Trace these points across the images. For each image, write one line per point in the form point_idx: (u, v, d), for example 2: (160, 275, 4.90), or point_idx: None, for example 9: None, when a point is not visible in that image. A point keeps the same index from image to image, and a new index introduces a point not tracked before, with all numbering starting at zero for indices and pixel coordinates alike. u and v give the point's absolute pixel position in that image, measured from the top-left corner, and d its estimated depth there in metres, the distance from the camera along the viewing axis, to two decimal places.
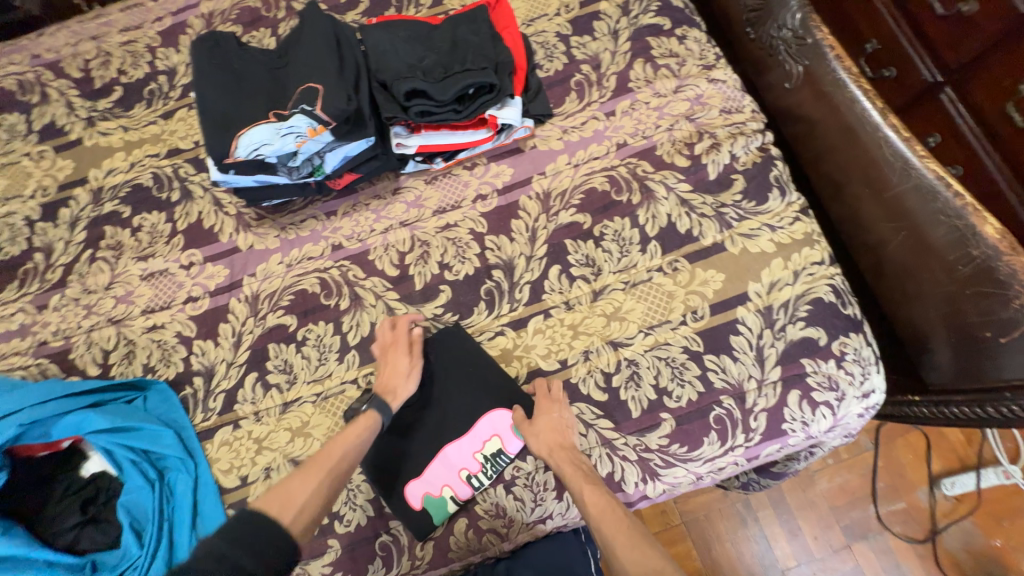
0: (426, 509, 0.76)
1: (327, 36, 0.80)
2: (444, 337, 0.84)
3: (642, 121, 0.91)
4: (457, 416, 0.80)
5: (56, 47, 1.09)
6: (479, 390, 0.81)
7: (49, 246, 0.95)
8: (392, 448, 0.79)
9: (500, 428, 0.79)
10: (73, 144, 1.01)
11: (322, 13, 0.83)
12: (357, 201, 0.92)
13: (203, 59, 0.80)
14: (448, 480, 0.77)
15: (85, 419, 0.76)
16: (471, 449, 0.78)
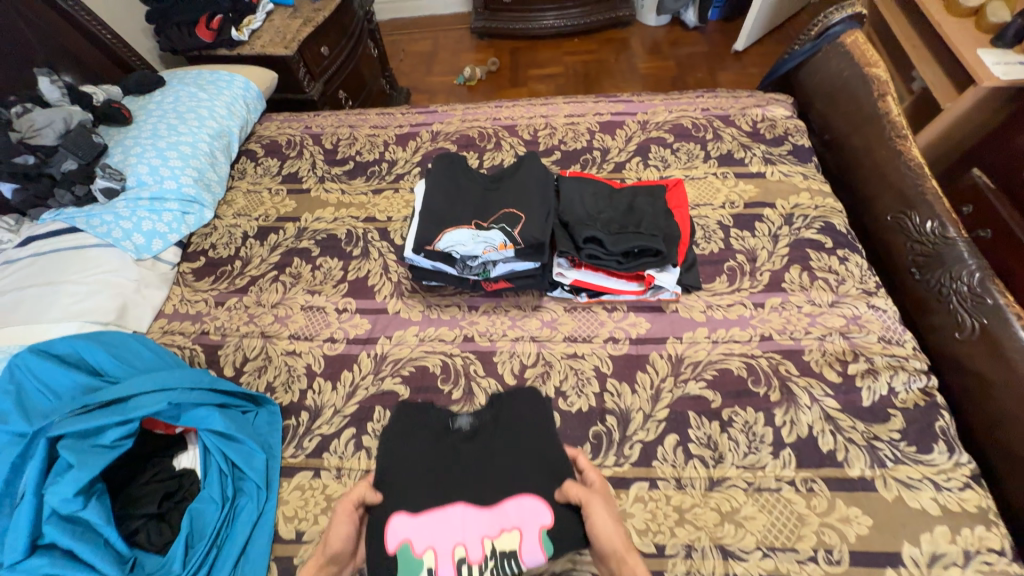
0: (399, 560, 0.64)
1: (538, 177, 0.98)
2: (523, 392, 0.84)
3: (792, 321, 0.91)
4: (493, 484, 0.70)
5: (323, 124, 1.45)
6: (536, 468, 0.72)
7: (247, 258, 1.15)
8: (418, 464, 0.74)
9: (527, 524, 0.66)
10: (302, 191, 1.28)
11: (535, 160, 1.03)
12: (499, 305, 1.01)
13: (440, 165, 1.03)
14: (436, 548, 0.64)
15: (209, 416, 0.81)
16: (482, 530, 0.65)
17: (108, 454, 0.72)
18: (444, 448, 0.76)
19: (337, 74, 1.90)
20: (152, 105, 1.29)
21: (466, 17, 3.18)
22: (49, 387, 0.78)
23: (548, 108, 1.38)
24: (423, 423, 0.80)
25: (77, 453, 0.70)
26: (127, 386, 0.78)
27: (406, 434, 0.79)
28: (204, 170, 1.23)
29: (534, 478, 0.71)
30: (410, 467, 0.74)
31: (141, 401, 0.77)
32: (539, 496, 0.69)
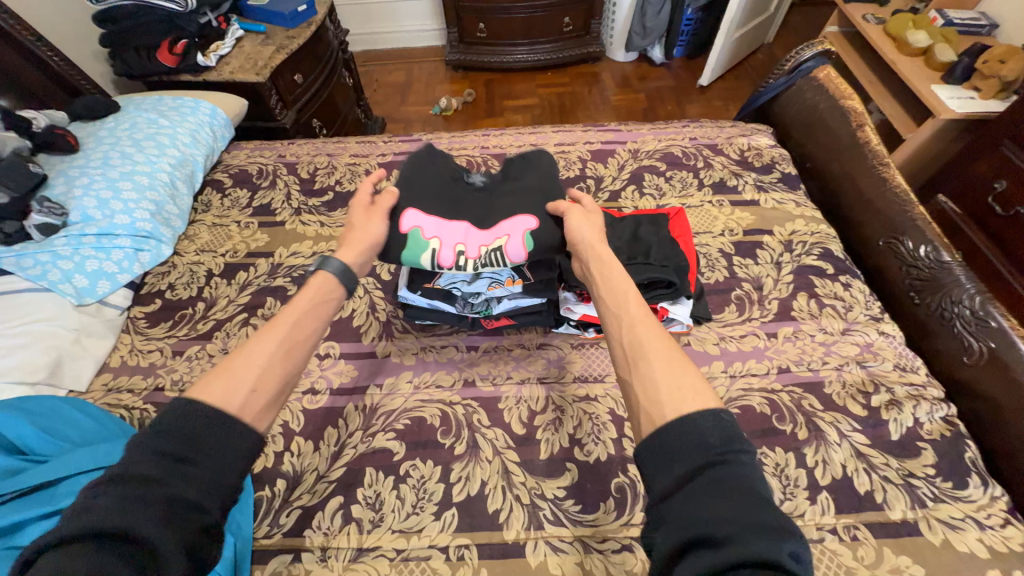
0: (408, 237, 0.73)
1: (542, 173, 0.83)
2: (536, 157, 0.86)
3: (807, 352, 0.88)
4: (494, 208, 0.77)
5: (299, 152, 1.36)
6: (534, 197, 0.78)
7: (212, 299, 1.02)
8: (441, 177, 0.81)
9: (514, 228, 0.73)
10: (276, 223, 1.17)
11: (537, 156, 0.88)
12: (501, 345, 0.93)
13: (422, 159, 0.84)
14: (441, 240, 0.73)
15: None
16: (480, 239, 0.74)
17: (23, 561, 0.57)
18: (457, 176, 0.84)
19: (310, 102, 1.82)
20: (103, 131, 1.16)
21: (440, 49, 3.22)
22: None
23: (537, 137, 1.35)
24: (431, 160, 0.84)
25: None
26: (57, 468, 0.63)
27: (419, 162, 0.83)
28: (163, 202, 1.11)
29: (525, 206, 0.76)
30: (428, 183, 0.79)
31: (74, 485, 0.62)
32: (529, 216, 0.75)
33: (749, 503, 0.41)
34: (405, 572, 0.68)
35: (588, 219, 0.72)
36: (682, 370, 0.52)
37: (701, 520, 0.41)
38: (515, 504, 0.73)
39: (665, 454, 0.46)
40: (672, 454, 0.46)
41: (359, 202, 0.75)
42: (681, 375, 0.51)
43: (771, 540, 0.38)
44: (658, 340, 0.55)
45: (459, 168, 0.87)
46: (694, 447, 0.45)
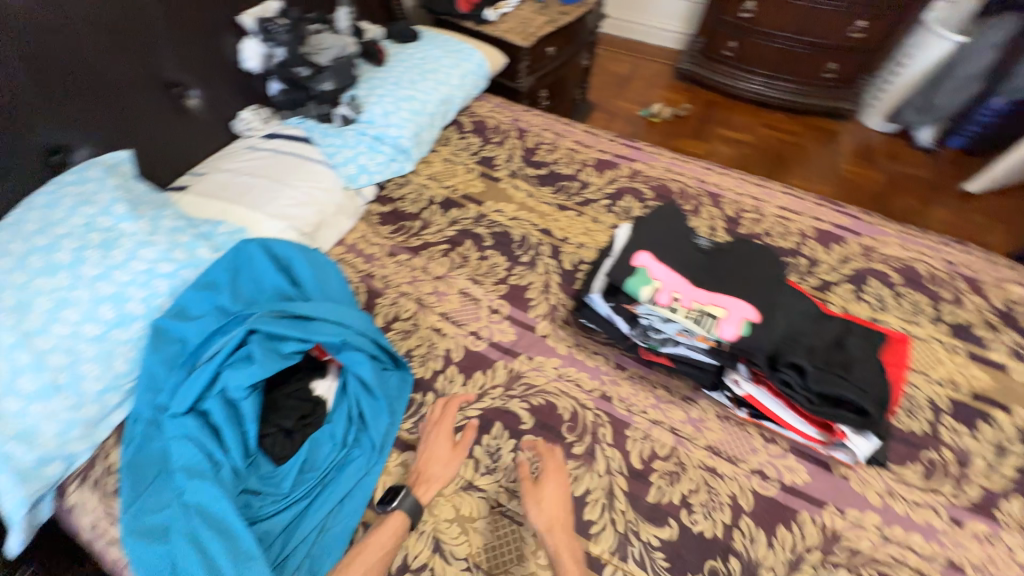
0: (637, 272, 0.84)
1: (766, 259, 0.89)
2: (768, 250, 0.92)
3: (996, 565, 0.74)
4: (722, 281, 0.85)
5: (531, 122, 1.48)
6: (756, 290, 0.84)
7: (426, 221, 1.20)
8: (679, 230, 0.93)
9: (736, 311, 0.82)
10: (493, 178, 1.31)
11: (768, 254, 0.92)
12: (648, 378, 0.93)
13: (665, 207, 0.98)
14: (664, 285, 0.83)
15: (361, 363, 0.84)
16: (698, 298, 0.82)
17: (280, 362, 0.79)
18: (689, 239, 0.93)
19: (547, 74, 1.94)
20: (402, 55, 1.41)
21: (674, 54, 3.11)
22: (260, 279, 0.89)
23: (762, 191, 1.27)
24: (676, 213, 0.97)
25: (263, 351, 0.78)
26: (315, 307, 0.85)
27: (666, 211, 0.97)
28: (422, 128, 1.31)
29: (746, 294, 0.83)
30: (665, 235, 0.91)
31: (316, 326, 0.83)
32: (750, 306, 0.82)
33: None
34: (499, 524, 0.77)
35: (552, 472, 0.80)
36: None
37: None
38: (610, 526, 0.77)
39: None
40: None
41: (433, 454, 0.82)
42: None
43: None
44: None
45: (693, 235, 0.96)
46: None
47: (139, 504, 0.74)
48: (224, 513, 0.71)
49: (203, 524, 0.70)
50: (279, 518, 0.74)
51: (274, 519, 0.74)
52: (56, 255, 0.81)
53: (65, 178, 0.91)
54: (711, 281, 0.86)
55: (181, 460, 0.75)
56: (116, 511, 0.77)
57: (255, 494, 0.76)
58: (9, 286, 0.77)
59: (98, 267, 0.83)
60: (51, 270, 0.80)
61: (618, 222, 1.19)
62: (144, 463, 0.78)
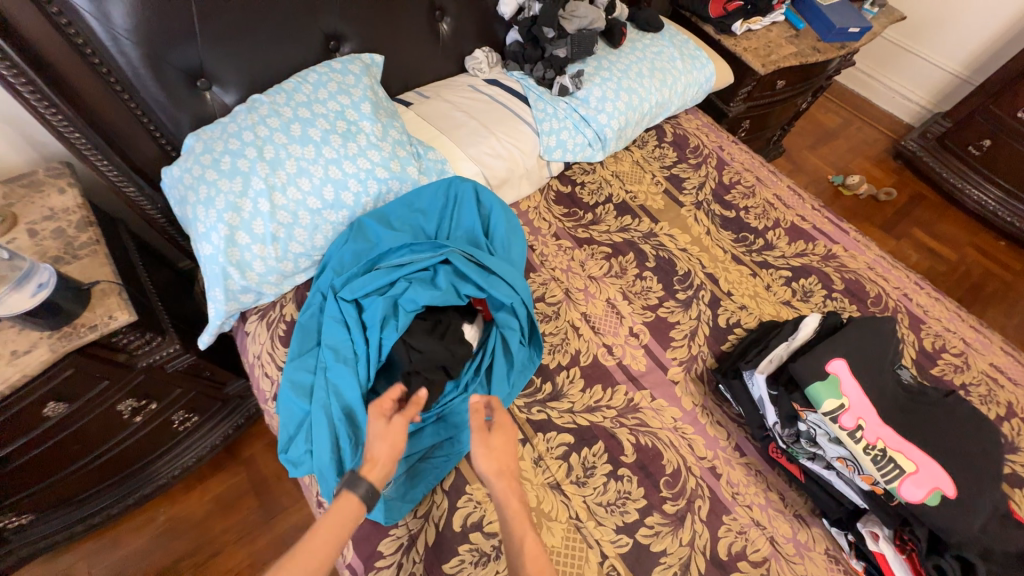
0: (825, 379, 0.81)
1: (969, 426, 0.80)
2: (977, 416, 0.82)
3: None
4: (909, 427, 0.79)
5: (735, 157, 1.37)
6: (949, 455, 0.76)
7: (597, 217, 1.18)
8: (881, 352, 0.86)
9: (926, 473, 0.73)
10: (676, 198, 1.25)
11: (975, 421, 0.81)
12: (766, 476, 0.87)
13: (876, 320, 0.91)
14: (851, 405, 0.79)
15: (513, 329, 0.89)
16: (883, 437, 0.77)
17: (455, 299, 0.88)
18: (889, 365, 0.86)
19: (761, 106, 1.78)
20: (639, 43, 1.36)
21: (904, 129, 2.67)
22: (460, 220, 0.99)
23: (975, 337, 1.08)
24: (884, 331, 0.89)
25: (446, 283, 0.88)
26: (498, 265, 0.91)
27: (873, 325, 0.90)
28: (629, 124, 1.28)
29: (935, 454, 0.76)
30: (866, 350, 0.86)
31: (493, 279, 0.89)
32: (943, 471, 0.74)
33: None
34: (570, 536, 0.78)
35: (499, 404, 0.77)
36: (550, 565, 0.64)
37: None
38: None
39: None
40: None
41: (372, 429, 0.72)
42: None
43: None
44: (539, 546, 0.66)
45: (896, 363, 0.89)
46: None
47: (294, 361, 0.85)
48: (353, 399, 0.81)
49: (336, 403, 0.81)
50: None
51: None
52: (311, 130, 0.93)
53: (334, 64, 1.02)
54: (903, 425, 0.79)
55: (337, 338, 0.85)
56: (276, 354, 0.92)
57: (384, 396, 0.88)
58: (272, 142, 0.90)
59: (335, 152, 0.93)
60: (303, 141, 0.92)
61: (793, 301, 1.08)
62: (309, 329, 0.89)
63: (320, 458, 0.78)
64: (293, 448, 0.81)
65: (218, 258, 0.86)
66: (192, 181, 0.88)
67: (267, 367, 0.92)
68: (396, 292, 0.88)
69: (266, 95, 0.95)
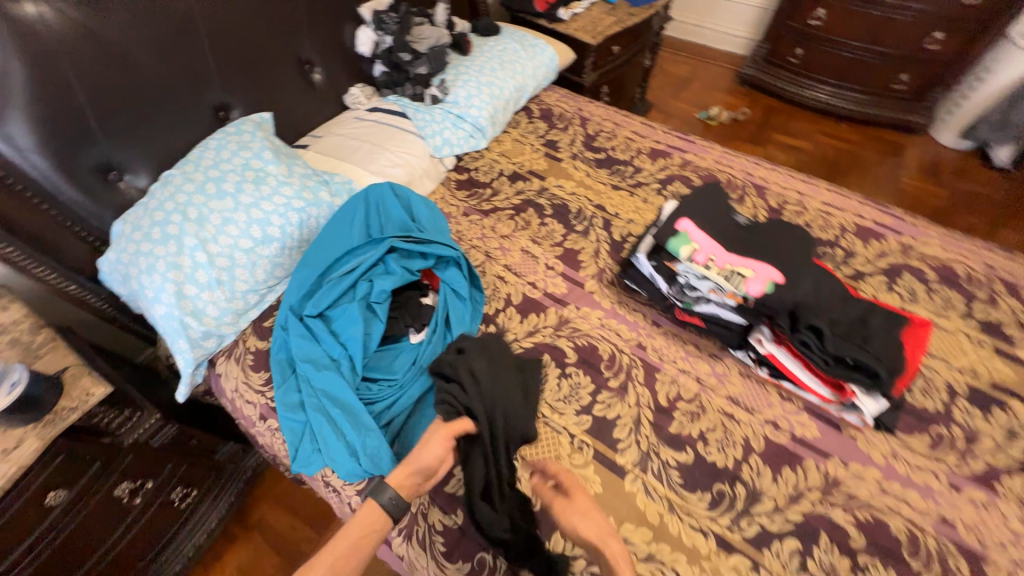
0: (675, 236, 1.01)
1: (792, 233, 1.02)
2: (796, 228, 1.04)
3: (987, 524, 0.81)
4: (748, 246, 0.99)
5: (594, 113, 1.63)
6: (783, 259, 0.96)
7: (496, 190, 1.39)
8: (715, 204, 1.07)
9: (761, 270, 0.94)
10: (555, 158, 1.48)
11: (796, 230, 1.04)
12: (680, 335, 1.07)
13: (705, 190, 1.14)
14: (699, 247, 0.99)
15: (460, 281, 1.08)
16: (727, 259, 0.97)
17: (410, 276, 1.03)
18: (725, 213, 1.07)
19: (612, 71, 2.08)
20: (486, 47, 1.61)
21: (739, 60, 3.14)
22: (388, 214, 1.08)
23: (807, 187, 1.36)
24: (714, 193, 1.12)
25: (398, 266, 1.03)
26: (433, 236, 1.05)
27: (705, 192, 1.12)
28: (498, 111, 1.51)
29: (774, 260, 0.96)
30: (704, 207, 1.06)
31: (435, 248, 1.04)
32: (775, 267, 0.95)
33: None
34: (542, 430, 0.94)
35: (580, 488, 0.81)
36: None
37: None
38: (634, 444, 0.92)
39: None
40: None
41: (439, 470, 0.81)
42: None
43: None
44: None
45: (732, 209, 1.09)
46: None
47: (283, 386, 0.96)
48: (349, 398, 0.93)
49: (329, 403, 0.92)
50: (387, 402, 0.95)
51: (379, 401, 0.95)
52: (224, 185, 1.07)
53: (229, 129, 1.17)
54: (745, 247, 0.99)
55: (317, 353, 0.96)
56: (251, 381, 1.02)
57: (368, 383, 0.97)
58: (193, 205, 1.03)
59: (252, 197, 1.07)
60: (220, 196, 1.05)
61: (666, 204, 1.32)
62: (286, 359, 1.00)
63: (333, 453, 0.88)
64: (302, 455, 0.91)
65: (174, 312, 0.97)
66: (131, 257, 0.99)
67: (249, 394, 1.02)
68: (362, 293, 1.00)
69: (176, 169, 1.08)
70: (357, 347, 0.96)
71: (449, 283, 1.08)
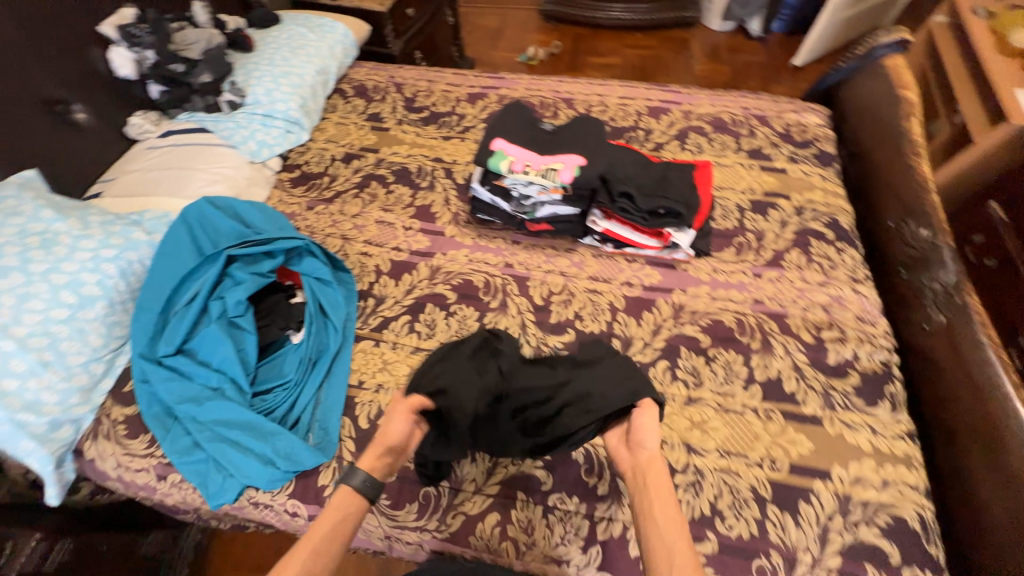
0: (494, 154, 1.10)
1: (589, 125, 1.16)
2: (591, 119, 1.18)
3: (783, 292, 1.07)
4: (555, 145, 1.10)
5: (407, 76, 1.66)
6: (587, 148, 1.10)
7: (334, 176, 1.37)
8: (521, 118, 1.16)
9: (569, 161, 1.07)
10: (383, 128, 1.49)
11: (593, 122, 1.18)
12: (538, 243, 1.19)
13: (511, 106, 1.20)
14: (515, 158, 1.09)
15: (320, 267, 1.09)
16: (541, 161, 1.08)
17: (264, 279, 1.01)
18: (532, 124, 1.16)
19: (417, 35, 2.10)
20: (270, 38, 1.53)
21: None
22: (216, 228, 1.03)
23: (604, 89, 1.55)
24: (519, 108, 1.19)
25: (247, 274, 1.00)
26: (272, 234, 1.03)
27: (511, 108, 1.19)
28: (307, 98, 1.46)
29: (579, 151, 1.09)
30: (512, 125, 1.15)
31: (280, 245, 1.03)
32: (579, 155, 1.08)
33: None
34: None
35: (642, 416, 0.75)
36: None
37: None
38: (525, 344, 1.03)
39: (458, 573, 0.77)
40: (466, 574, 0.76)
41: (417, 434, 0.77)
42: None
43: None
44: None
45: (538, 119, 1.19)
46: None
47: (168, 435, 0.91)
48: (243, 416, 0.90)
49: (225, 428, 0.90)
50: (288, 403, 0.96)
51: (279, 407, 0.95)
52: (4, 261, 0.92)
53: None
54: (554, 147, 1.10)
55: (194, 389, 0.92)
56: (132, 448, 0.94)
57: (262, 396, 0.96)
58: None
59: (45, 263, 0.94)
60: (3, 274, 0.91)
61: None
62: (163, 410, 0.94)
63: (248, 471, 0.87)
64: (216, 490, 0.88)
65: None
66: None
67: (134, 463, 0.94)
68: (217, 313, 0.96)
69: None
70: (232, 366, 0.93)
71: (310, 274, 1.08)
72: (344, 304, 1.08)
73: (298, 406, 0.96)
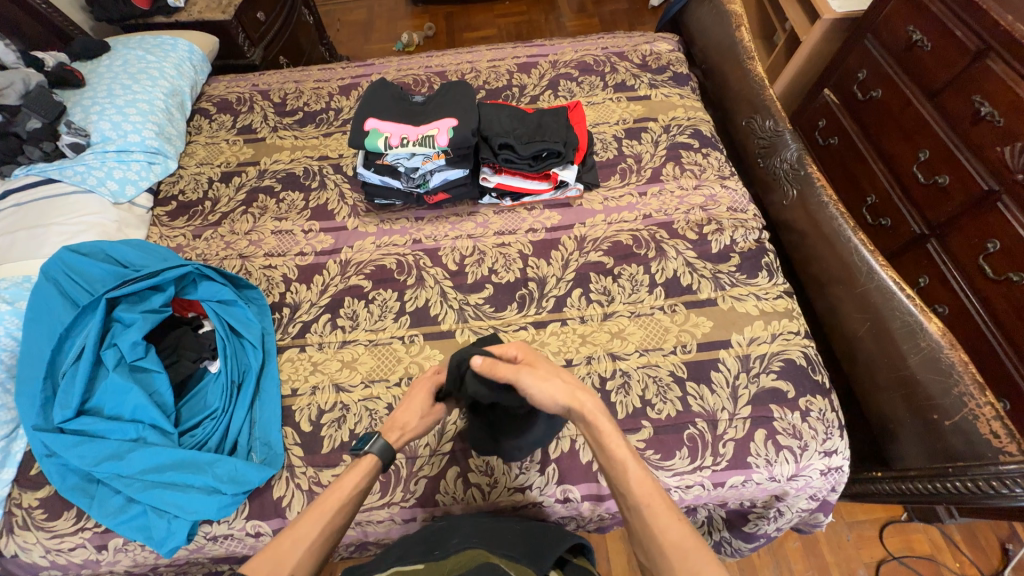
0: (369, 133, 1.11)
1: (457, 89, 1.20)
2: (458, 83, 1.23)
3: (666, 203, 1.18)
4: (427, 116, 1.15)
5: (271, 82, 1.58)
6: (457, 109, 1.14)
7: (215, 198, 1.30)
8: (390, 98, 1.20)
9: (442, 126, 1.10)
10: (258, 139, 1.42)
11: (464, 86, 1.22)
12: (441, 214, 1.22)
13: (377, 86, 1.23)
14: (392, 133, 1.11)
15: (219, 289, 1.04)
16: (417, 131, 1.11)
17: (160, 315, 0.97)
18: (402, 102, 1.20)
19: (275, 39, 1.99)
20: (102, 69, 1.40)
21: None
22: (91, 278, 0.98)
23: (473, 55, 1.57)
24: (387, 89, 1.23)
25: (136, 314, 0.95)
26: (157, 268, 1.00)
27: (378, 89, 1.22)
28: (164, 124, 1.36)
29: (452, 114, 1.13)
30: (382, 105, 1.18)
31: (165, 276, 0.99)
32: (451, 117, 1.12)
33: (491, 533, 0.74)
34: (376, 351, 1.02)
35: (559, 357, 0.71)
36: (671, 514, 0.61)
37: (481, 542, 0.71)
38: (449, 310, 1.06)
39: (415, 541, 0.76)
40: (426, 539, 0.76)
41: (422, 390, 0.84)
42: (682, 533, 0.59)
43: (525, 544, 0.71)
44: (660, 516, 0.61)
45: (408, 97, 1.23)
46: (422, 539, 0.76)
47: (94, 501, 0.85)
48: (174, 455, 0.86)
49: (154, 474, 0.85)
50: (219, 432, 0.92)
51: (211, 437, 0.92)
52: None
53: None
54: (426, 118, 1.14)
55: (108, 445, 0.87)
56: (55, 529, 0.87)
57: (191, 432, 0.92)
58: None
59: None
60: None
61: None
62: (81, 479, 0.87)
63: (192, 507, 0.84)
64: (162, 538, 0.84)
65: None
66: None
67: (65, 543, 0.86)
68: (114, 362, 0.91)
69: None
70: (146, 410, 0.89)
71: (211, 299, 1.04)
72: (256, 321, 1.04)
73: (231, 433, 0.93)
